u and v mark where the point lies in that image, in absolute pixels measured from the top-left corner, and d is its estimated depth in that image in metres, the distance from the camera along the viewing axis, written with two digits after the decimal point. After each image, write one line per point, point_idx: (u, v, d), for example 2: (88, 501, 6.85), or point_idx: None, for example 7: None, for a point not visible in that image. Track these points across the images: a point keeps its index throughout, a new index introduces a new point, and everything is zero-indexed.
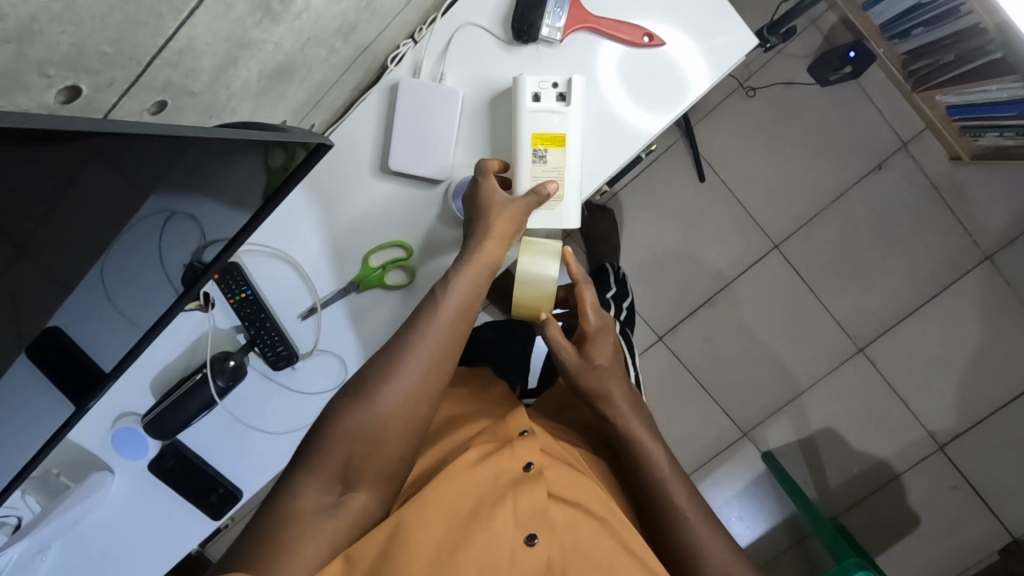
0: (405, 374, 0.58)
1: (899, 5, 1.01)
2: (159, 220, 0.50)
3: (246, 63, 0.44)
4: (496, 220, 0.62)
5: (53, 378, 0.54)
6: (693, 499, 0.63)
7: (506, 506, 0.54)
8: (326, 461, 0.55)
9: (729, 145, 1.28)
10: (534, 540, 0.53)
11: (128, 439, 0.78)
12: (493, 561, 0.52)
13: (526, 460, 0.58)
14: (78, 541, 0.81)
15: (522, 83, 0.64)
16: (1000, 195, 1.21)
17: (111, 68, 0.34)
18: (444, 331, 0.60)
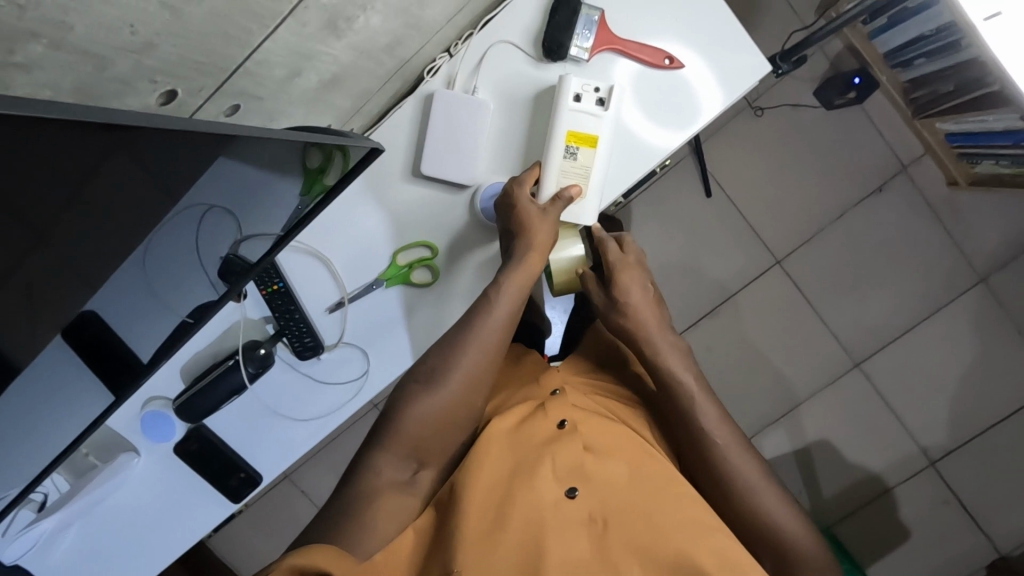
0: (462, 363, 0.64)
1: (903, 36, 1.07)
2: (196, 212, 0.55)
3: (308, 73, 0.48)
4: (537, 231, 0.68)
5: (83, 358, 0.62)
6: (732, 436, 0.65)
7: (545, 460, 0.58)
8: (397, 443, 0.61)
9: (737, 162, 1.33)
10: (575, 492, 0.56)
11: (156, 422, 0.82)
12: (540, 510, 0.54)
13: (558, 420, 0.63)
14: (97, 522, 0.84)
15: (565, 82, 0.68)
16: (996, 220, 1.25)
17: (202, 76, 0.38)
18: (496, 328, 0.66)
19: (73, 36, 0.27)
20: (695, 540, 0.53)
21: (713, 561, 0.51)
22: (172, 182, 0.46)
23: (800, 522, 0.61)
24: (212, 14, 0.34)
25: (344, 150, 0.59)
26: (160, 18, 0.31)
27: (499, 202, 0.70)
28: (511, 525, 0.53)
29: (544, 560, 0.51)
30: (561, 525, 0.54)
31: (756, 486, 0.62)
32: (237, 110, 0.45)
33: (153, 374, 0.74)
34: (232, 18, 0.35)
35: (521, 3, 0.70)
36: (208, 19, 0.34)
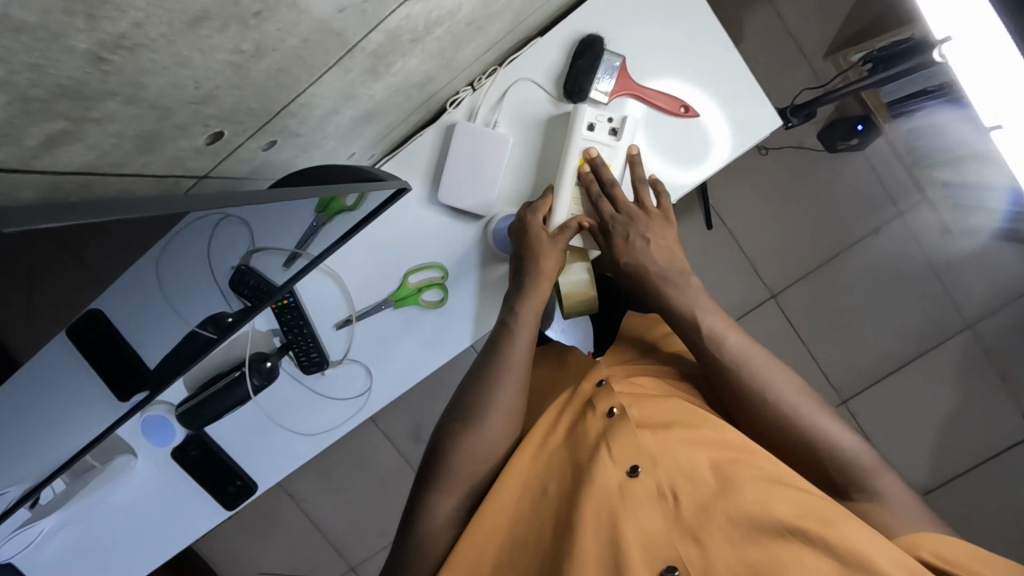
0: (500, 397, 0.67)
1: (905, 90, 1.09)
2: (212, 220, 0.53)
3: (345, 110, 0.50)
4: (546, 259, 0.71)
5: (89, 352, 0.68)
6: (781, 381, 0.63)
7: (603, 450, 0.59)
8: (452, 482, 0.64)
9: (740, 199, 1.36)
10: (637, 471, 0.57)
11: (157, 427, 0.82)
12: (607, 498, 0.55)
13: (607, 408, 0.63)
14: (94, 521, 0.86)
15: (580, 111, 0.70)
16: (987, 271, 1.25)
17: (250, 118, 0.40)
18: (523, 355, 0.70)
19: (146, 93, 0.30)
20: (768, 497, 0.52)
21: (794, 508, 0.51)
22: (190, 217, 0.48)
23: (871, 452, 0.59)
24: (270, 69, 0.36)
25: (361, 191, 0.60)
26: (223, 73, 0.33)
27: (512, 228, 0.73)
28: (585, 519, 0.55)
29: (624, 547, 0.53)
30: (630, 510, 0.55)
31: (819, 425, 0.60)
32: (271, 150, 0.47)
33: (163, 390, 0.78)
34: (287, 71, 0.37)
35: (544, 43, 0.71)
36: (264, 73, 0.36)
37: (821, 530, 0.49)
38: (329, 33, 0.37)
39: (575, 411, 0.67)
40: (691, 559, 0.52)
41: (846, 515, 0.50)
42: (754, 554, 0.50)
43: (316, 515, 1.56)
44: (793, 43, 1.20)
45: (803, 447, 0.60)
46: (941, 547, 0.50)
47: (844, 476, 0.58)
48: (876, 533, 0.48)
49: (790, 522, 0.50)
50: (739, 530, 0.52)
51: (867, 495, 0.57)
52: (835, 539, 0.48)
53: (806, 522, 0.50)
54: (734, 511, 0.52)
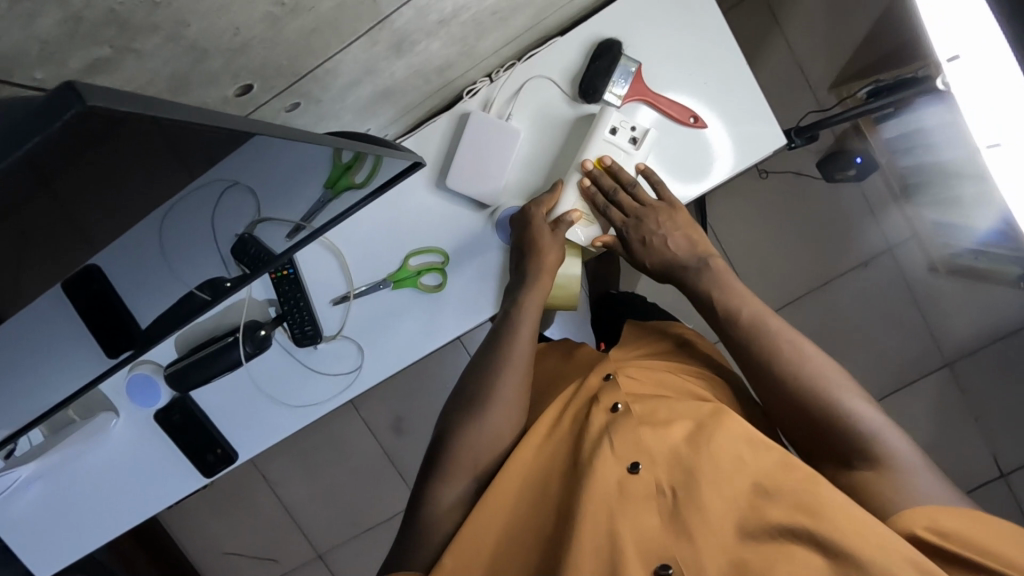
0: (504, 386, 0.68)
1: (905, 126, 1.12)
2: (218, 189, 0.54)
3: (368, 84, 0.52)
4: (547, 250, 0.73)
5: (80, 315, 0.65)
6: (793, 362, 0.63)
7: (604, 445, 0.59)
8: (455, 469, 0.64)
9: (736, 220, 1.38)
10: (637, 468, 0.58)
11: (143, 387, 0.82)
12: (607, 492, 0.56)
13: (611, 403, 0.64)
14: (70, 476, 0.86)
15: (605, 114, 0.72)
16: (968, 312, 1.30)
17: (278, 76, 0.41)
18: (526, 346, 0.71)
19: (188, 32, 0.31)
20: (767, 503, 0.54)
21: (788, 510, 0.53)
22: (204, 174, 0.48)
23: (883, 424, 0.58)
24: (305, 28, 0.37)
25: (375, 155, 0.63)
26: (261, 25, 0.34)
27: (515, 219, 0.75)
28: (584, 513, 0.55)
29: (621, 542, 0.54)
30: (628, 505, 0.56)
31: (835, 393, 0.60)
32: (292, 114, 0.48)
33: (147, 349, 0.77)
34: (320, 34, 0.39)
35: (564, 42, 0.73)
36: (297, 33, 0.37)
37: (813, 527, 0.51)
38: (364, 2, 0.39)
39: (579, 404, 0.67)
40: (686, 559, 0.53)
41: (845, 507, 0.51)
42: (747, 555, 0.52)
43: (288, 498, 1.55)
44: (799, 73, 1.24)
45: (814, 419, 0.61)
46: (944, 519, 0.51)
47: (850, 448, 0.58)
48: (872, 523, 0.50)
49: (783, 527, 0.52)
50: (733, 537, 0.54)
51: (869, 464, 0.57)
52: (827, 535, 0.50)
53: (798, 520, 0.52)
54: (731, 513, 0.54)
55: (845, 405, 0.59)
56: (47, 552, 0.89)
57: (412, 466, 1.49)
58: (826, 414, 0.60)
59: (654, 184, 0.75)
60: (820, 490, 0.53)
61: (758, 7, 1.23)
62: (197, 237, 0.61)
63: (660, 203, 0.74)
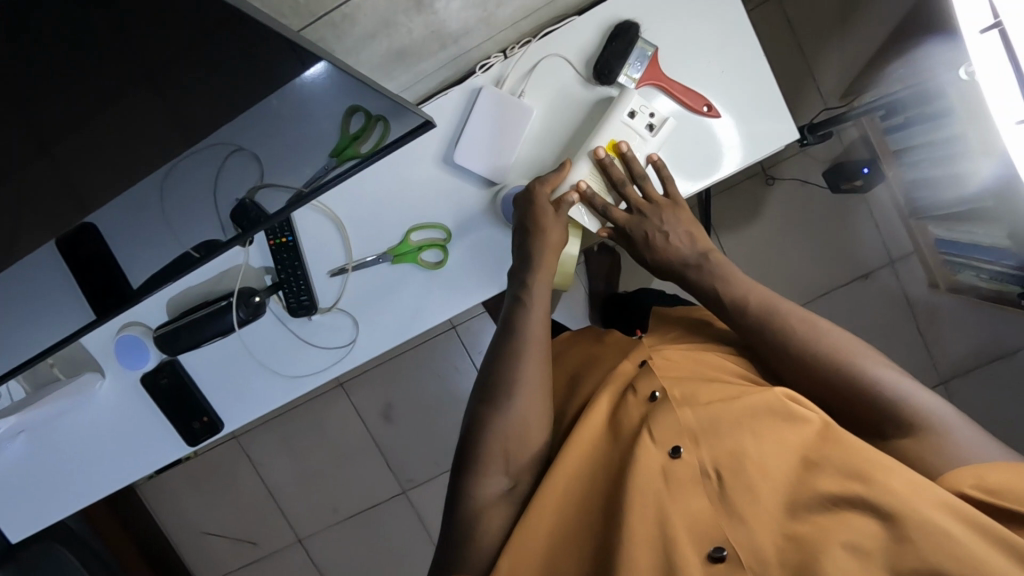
0: (525, 372, 0.67)
1: (913, 139, 1.10)
2: (221, 151, 0.56)
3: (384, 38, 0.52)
4: (549, 230, 0.72)
5: (75, 272, 0.65)
6: (802, 339, 0.64)
7: (645, 435, 0.60)
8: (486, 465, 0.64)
9: (741, 225, 1.36)
10: (680, 454, 0.58)
11: (131, 348, 0.80)
12: (654, 481, 0.57)
13: (649, 391, 0.64)
14: (51, 435, 0.85)
15: (625, 96, 0.71)
16: (964, 330, 1.32)
17: None
18: (538, 328, 0.70)
19: None
20: (815, 474, 0.54)
21: (838, 479, 0.53)
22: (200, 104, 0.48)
23: (915, 390, 0.59)
24: None
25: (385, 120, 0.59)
26: None
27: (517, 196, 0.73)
28: (633, 505, 0.55)
29: (672, 526, 0.55)
30: (674, 492, 0.57)
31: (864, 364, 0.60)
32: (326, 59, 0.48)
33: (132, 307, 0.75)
34: None
35: (583, 22, 0.72)
36: None
37: (869, 494, 0.50)
38: None
39: (615, 391, 0.68)
40: (740, 540, 0.53)
41: (900, 475, 0.51)
42: (802, 528, 0.53)
43: (270, 479, 1.53)
44: (811, 80, 1.24)
45: (840, 390, 0.61)
46: (991, 476, 0.50)
47: (883, 415, 0.59)
48: (927, 484, 0.50)
49: (836, 496, 0.52)
50: (784, 510, 0.54)
51: (903, 431, 0.58)
52: (881, 501, 0.50)
53: (850, 488, 0.52)
54: (779, 490, 0.55)
55: (869, 373, 0.60)
56: (27, 511, 0.88)
57: (400, 455, 1.48)
58: (851, 381, 0.60)
59: (662, 178, 0.74)
60: (873, 461, 0.53)
61: (775, 10, 1.23)
62: (196, 193, 0.60)
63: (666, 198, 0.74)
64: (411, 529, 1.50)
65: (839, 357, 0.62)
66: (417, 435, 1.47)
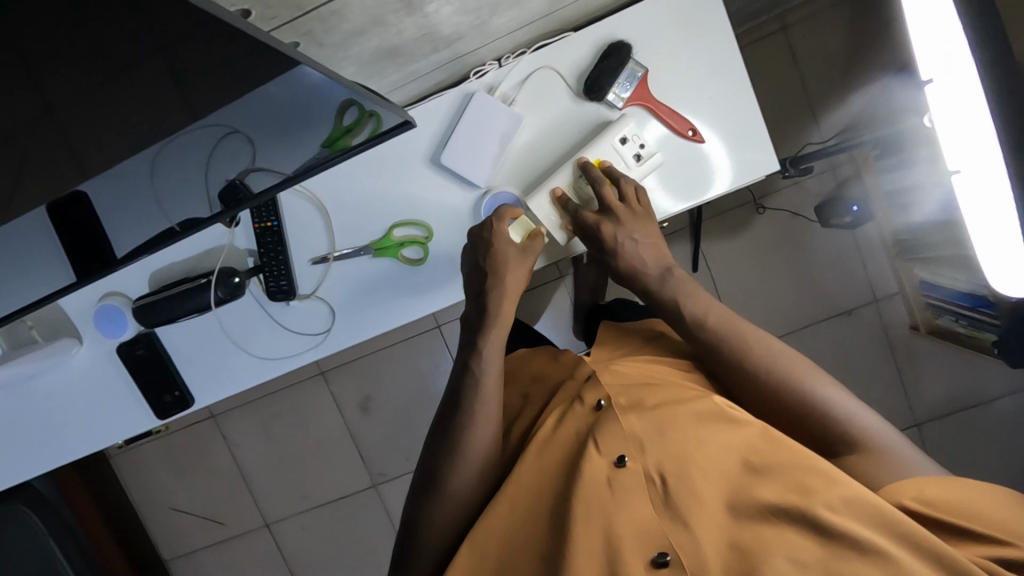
0: (483, 399, 0.73)
1: (899, 180, 1.13)
2: (218, 132, 0.58)
3: (375, 34, 0.54)
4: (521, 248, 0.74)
5: (64, 242, 0.67)
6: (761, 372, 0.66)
7: (593, 447, 0.64)
8: (443, 489, 0.69)
9: (729, 251, 1.37)
10: (624, 461, 0.62)
11: (110, 316, 0.82)
12: (599, 490, 0.61)
13: (597, 401, 0.69)
14: (25, 396, 0.86)
15: (620, 122, 0.73)
16: (942, 375, 1.34)
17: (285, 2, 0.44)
18: (496, 361, 0.75)
19: None
20: (759, 482, 0.58)
21: (779, 488, 0.56)
22: (191, 96, 0.52)
23: (854, 404, 0.63)
24: None
25: (377, 116, 0.60)
26: None
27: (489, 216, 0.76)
28: (580, 515, 0.59)
29: (617, 533, 0.58)
30: (620, 497, 0.60)
31: (811, 384, 0.64)
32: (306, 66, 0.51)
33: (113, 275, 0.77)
34: None
35: (577, 37, 0.74)
36: None
37: (807, 504, 0.53)
38: None
39: (565, 403, 0.73)
40: (684, 546, 0.56)
41: (839, 487, 0.54)
42: (744, 535, 0.55)
43: (243, 461, 1.54)
44: (809, 113, 1.26)
45: (790, 412, 0.65)
46: (930, 489, 0.55)
47: (828, 434, 0.62)
48: (861, 495, 0.53)
49: (774, 503, 0.55)
50: (729, 517, 0.57)
51: (852, 448, 0.61)
52: (815, 509, 0.53)
53: (789, 497, 0.55)
54: (723, 498, 0.58)
55: (817, 394, 0.63)
56: None
57: (374, 448, 1.49)
58: (797, 401, 0.64)
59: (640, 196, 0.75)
60: (805, 467, 0.56)
61: (779, 42, 1.24)
62: (185, 168, 0.62)
63: (632, 205, 0.74)
64: (380, 523, 1.51)
65: (791, 377, 0.65)
66: (393, 430, 1.47)
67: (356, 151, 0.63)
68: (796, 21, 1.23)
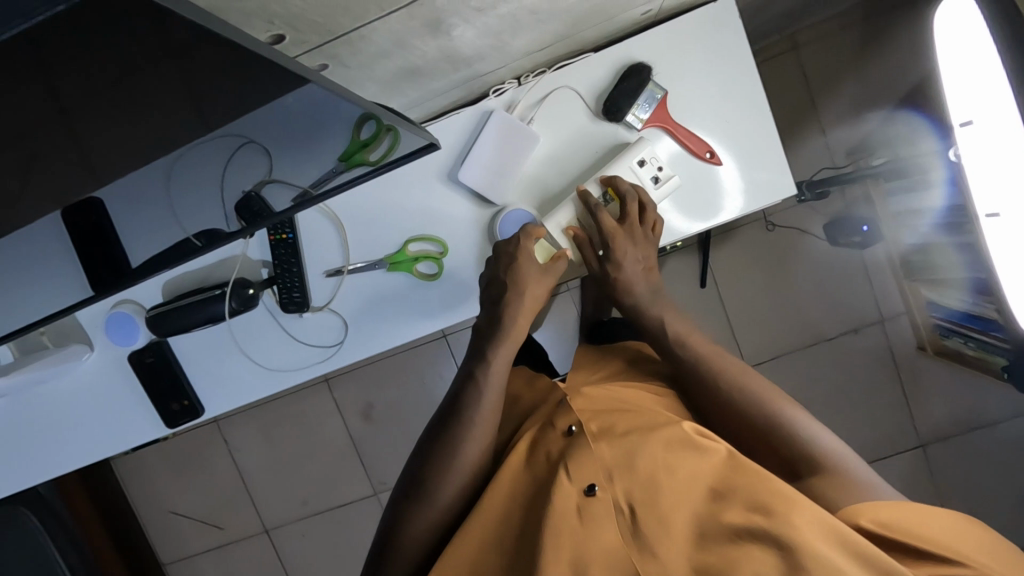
0: (466, 423, 0.73)
1: (909, 203, 1.14)
2: (234, 141, 0.56)
3: (399, 56, 0.55)
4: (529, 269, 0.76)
5: (74, 241, 0.65)
6: (755, 405, 0.69)
7: (562, 472, 0.64)
8: (418, 512, 0.69)
9: (736, 267, 1.37)
10: (593, 489, 0.62)
11: (122, 324, 0.82)
12: (568, 518, 0.61)
13: (567, 426, 0.69)
14: (35, 401, 0.86)
15: (638, 145, 0.73)
16: (948, 397, 1.33)
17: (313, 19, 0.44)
18: (498, 386, 0.76)
19: None
20: (725, 506, 0.59)
21: (744, 511, 0.57)
22: (218, 114, 0.52)
23: (820, 429, 0.66)
24: None
25: (395, 131, 0.61)
26: None
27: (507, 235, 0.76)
28: (548, 545, 0.59)
29: (588, 562, 0.59)
30: (590, 526, 0.61)
31: (783, 411, 0.67)
32: (316, 87, 0.50)
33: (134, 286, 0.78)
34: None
35: (597, 58, 0.74)
36: None
37: (768, 526, 0.54)
38: None
39: (540, 429, 0.74)
40: (652, 571, 0.57)
41: (800, 508, 0.55)
42: (709, 558, 0.57)
43: (244, 465, 1.53)
44: (818, 132, 1.26)
45: (766, 436, 0.67)
46: (883, 511, 0.57)
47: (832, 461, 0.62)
48: (821, 516, 0.54)
49: (738, 527, 0.56)
50: (695, 543, 0.59)
51: (813, 469, 0.63)
52: (778, 531, 0.54)
53: (753, 520, 0.56)
54: (690, 524, 0.60)
55: (788, 417, 0.67)
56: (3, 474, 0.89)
57: (376, 457, 1.48)
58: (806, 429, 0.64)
59: (653, 223, 0.77)
60: (767, 488, 0.57)
61: (791, 62, 1.25)
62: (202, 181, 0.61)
63: (642, 228, 0.77)
64: None
65: (769, 405, 0.68)
66: (396, 439, 1.47)
67: (376, 171, 0.65)
68: (807, 41, 1.24)
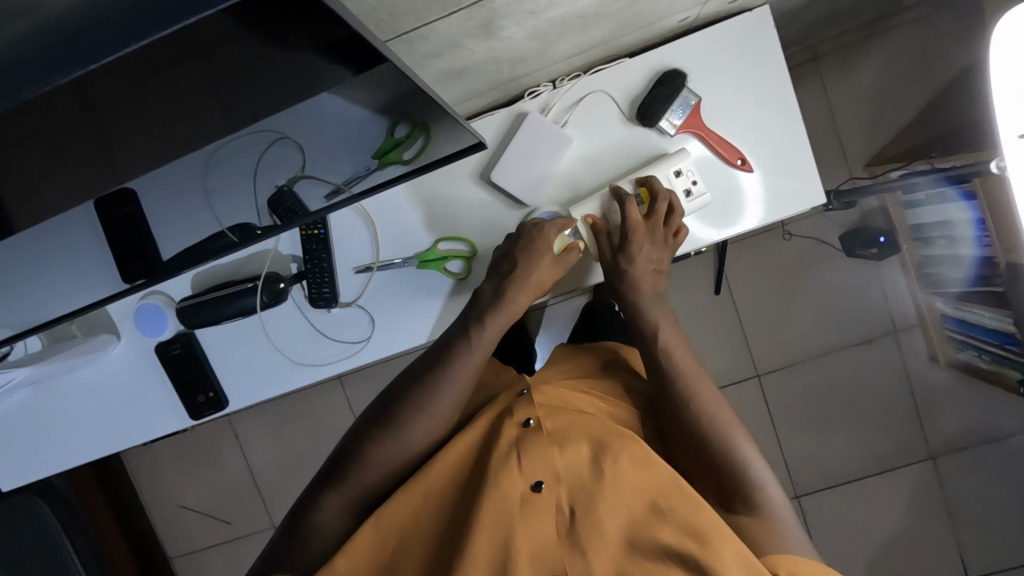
0: (428, 402, 0.72)
1: (930, 218, 1.14)
2: (267, 138, 0.52)
3: (449, 56, 0.55)
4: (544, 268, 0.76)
5: (109, 243, 0.63)
6: (711, 429, 0.70)
7: (512, 464, 0.65)
8: (358, 476, 0.70)
9: (751, 274, 1.38)
10: (540, 487, 0.63)
11: (150, 315, 0.82)
12: (507, 509, 0.62)
13: (524, 418, 0.69)
14: (60, 390, 0.86)
15: (678, 156, 0.75)
16: (960, 410, 1.34)
17: (380, 18, 0.45)
18: (470, 368, 0.74)
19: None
20: (660, 524, 0.61)
21: (677, 534, 0.60)
22: None
23: (764, 470, 0.68)
24: None
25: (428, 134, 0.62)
26: None
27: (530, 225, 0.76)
28: (482, 531, 0.60)
29: (515, 549, 0.60)
30: (528, 519, 0.62)
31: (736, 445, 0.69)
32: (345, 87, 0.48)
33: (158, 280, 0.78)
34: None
35: (633, 63, 0.75)
36: None
37: (699, 555, 0.57)
38: None
39: (495, 414, 0.73)
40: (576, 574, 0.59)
41: (731, 544, 0.58)
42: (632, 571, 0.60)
43: (254, 460, 1.54)
44: (837, 143, 1.27)
45: (710, 460, 0.68)
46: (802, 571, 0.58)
47: None
48: (748, 556, 0.58)
49: (668, 547, 0.59)
50: (624, 553, 0.61)
51: (747, 509, 0.66)
52: (707, 560, 0.57)
53: (685, 544, 0.59)
54: (622, 534, 0.62)
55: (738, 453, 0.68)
56: (26, 461, 0.90)
57: None
58: None
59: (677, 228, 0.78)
60: (703, 518, 0.60)
61: (813, 73, 1.26)
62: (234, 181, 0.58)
63: (664, 230, 0.79)
64: None
65: (722, 435, 0.69)
66: None
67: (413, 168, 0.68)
68: (829, 51, 1.25)
